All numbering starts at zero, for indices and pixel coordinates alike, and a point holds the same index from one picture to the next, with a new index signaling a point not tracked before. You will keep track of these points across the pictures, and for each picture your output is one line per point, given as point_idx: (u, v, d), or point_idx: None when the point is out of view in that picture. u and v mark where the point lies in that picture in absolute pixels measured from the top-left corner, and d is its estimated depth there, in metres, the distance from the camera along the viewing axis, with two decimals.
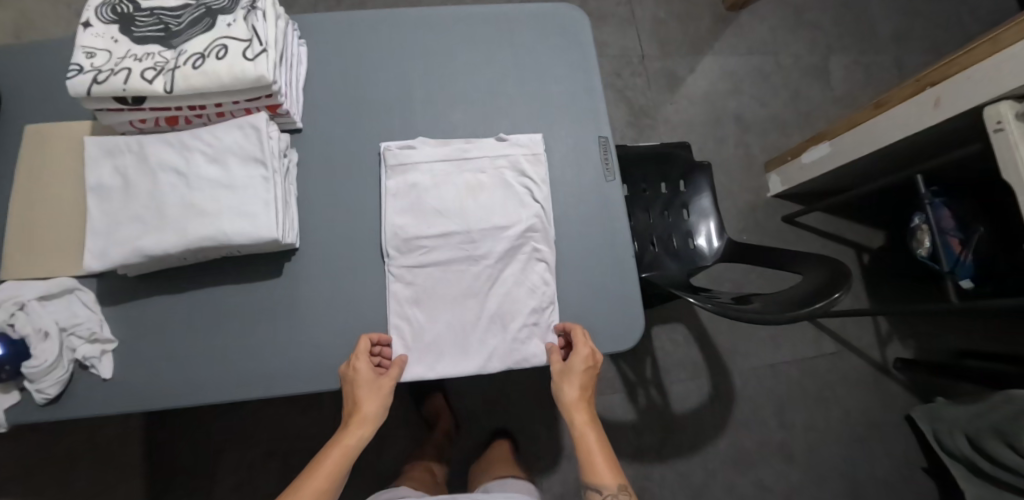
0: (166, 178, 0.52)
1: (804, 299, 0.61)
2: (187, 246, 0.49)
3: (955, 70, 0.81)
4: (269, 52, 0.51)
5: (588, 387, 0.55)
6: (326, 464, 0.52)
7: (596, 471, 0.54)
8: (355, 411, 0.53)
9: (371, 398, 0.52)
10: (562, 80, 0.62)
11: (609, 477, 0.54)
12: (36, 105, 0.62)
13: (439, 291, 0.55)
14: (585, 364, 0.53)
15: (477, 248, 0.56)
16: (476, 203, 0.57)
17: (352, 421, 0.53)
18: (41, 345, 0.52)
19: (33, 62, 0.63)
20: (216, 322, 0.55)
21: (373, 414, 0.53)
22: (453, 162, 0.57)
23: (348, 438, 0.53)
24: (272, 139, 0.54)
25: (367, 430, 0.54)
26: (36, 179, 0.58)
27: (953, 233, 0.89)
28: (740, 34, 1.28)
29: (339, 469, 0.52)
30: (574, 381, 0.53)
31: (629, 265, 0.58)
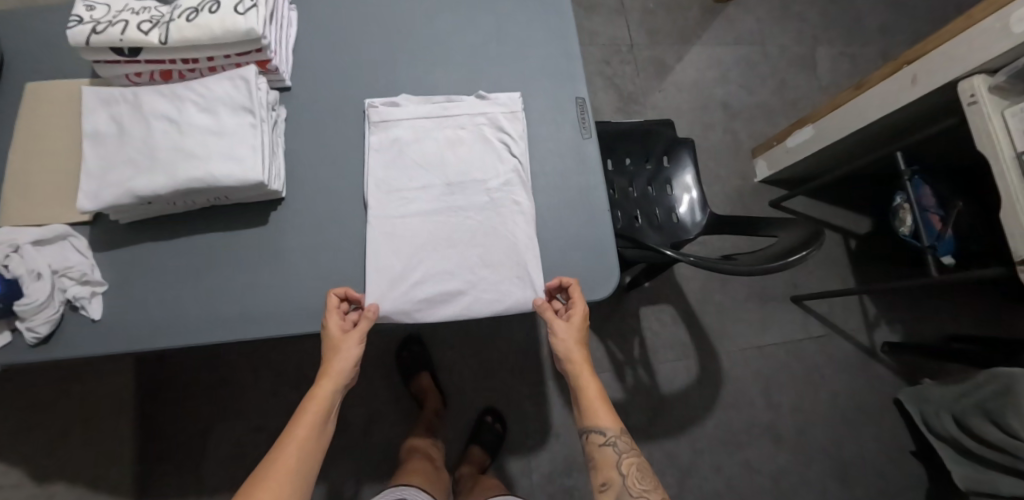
0: (159, 125, 0.54)
1: (777, 256, 0.63)
2: (176, 187, 0.51)
3: (932, 47, 0.83)
4: (259, 7, 0.54)
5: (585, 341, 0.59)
6: (303, 417, 0.54)
7: (597, 417, 0.57)
8: (326, 364, 0.55)
9: (340, 350, 0.54)
10: (542, 45, 0.66)
11: (611, 421, 0.57)
12: (36, 62, 0.65)
13: (417, 240, 0.56)
14: (584, 317, 0.56)
15: (456, 200, 0.58)
16: (456, 157, 0.59)
17: (324, 376, 0.55)
18: (34, 284, 0.53)
19: (35, 25, 0.66)
20: (203, 267, 0.57)
21: (343, 366, 0.55)
22: (435, 119, 0.60)
23: (320, 391, 0.55)
24: (261, 91, 0.56)
25: (340, 384, 0.56)
26: (37, 131, 0.61)
27: (934, 211, 0.91)
28: (727, 25, 1.32)
29: (317, 422, 0.54)
30: (573, 336, 0.57)
31: (603, 221, 0.60)
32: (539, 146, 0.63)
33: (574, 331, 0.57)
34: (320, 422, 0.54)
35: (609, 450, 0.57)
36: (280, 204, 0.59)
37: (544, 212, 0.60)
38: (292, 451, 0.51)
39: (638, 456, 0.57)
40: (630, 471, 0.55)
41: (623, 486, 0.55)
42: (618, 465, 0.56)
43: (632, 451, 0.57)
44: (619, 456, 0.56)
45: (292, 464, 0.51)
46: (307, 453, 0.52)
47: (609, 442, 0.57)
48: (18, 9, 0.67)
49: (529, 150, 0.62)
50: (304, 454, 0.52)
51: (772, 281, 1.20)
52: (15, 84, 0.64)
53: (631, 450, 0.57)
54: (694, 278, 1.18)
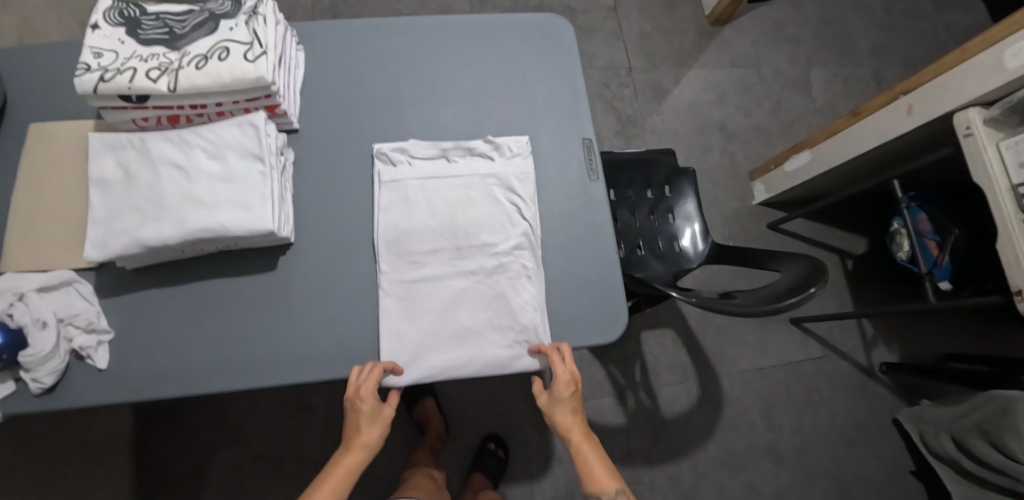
0: (167, 172, 0.54)
1: (780, 295, 0.64)
2: (185, 238, 0.51)
3: (926, 79, 0.85)
4: (269, 54, 0.54)
5: (578, 405, 0.58)
6: (326, 483, 0.53)
7: (597, 480, 0.55)
8: (358, 433, 0.55)
9: (374, 423, 0.55)
10: (547, 82, 0.67)
11: (608, 481, 0.55)
12: (39, 103, 0.64)
13: (426, 298, 0.56)
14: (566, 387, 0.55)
15: (466, 263, 0.57)
16: (466, 218, 0.58)
17: (353, 442, 0.55)
18: (39, 334, 0.53)
19: (37, 65, 0.66)
20: (205, 326, 0.57)
21: (373, 437, 0.55)
22: (443, 179, 0.59)
23: (350, 458, 0.55)
24: (270, 137, 0.56)
25: (369, 453, 0.55)
26: (43, 175, 0.60)
27: (930, 236, 0.94)
28: (723, 48, 1.34)
29: (342, 487, 0.54)
30: (565, 407, 0.57)
31: (613, 272, 0.61)
32: (547, 198, 0.62)
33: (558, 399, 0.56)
34: (341, 490, 0.54)
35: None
36: (289, 251, 0.59)
37: (553, 271, 0.60)
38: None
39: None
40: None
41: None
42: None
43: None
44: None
45: None
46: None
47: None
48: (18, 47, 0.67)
49: (539, 211, 0.61)
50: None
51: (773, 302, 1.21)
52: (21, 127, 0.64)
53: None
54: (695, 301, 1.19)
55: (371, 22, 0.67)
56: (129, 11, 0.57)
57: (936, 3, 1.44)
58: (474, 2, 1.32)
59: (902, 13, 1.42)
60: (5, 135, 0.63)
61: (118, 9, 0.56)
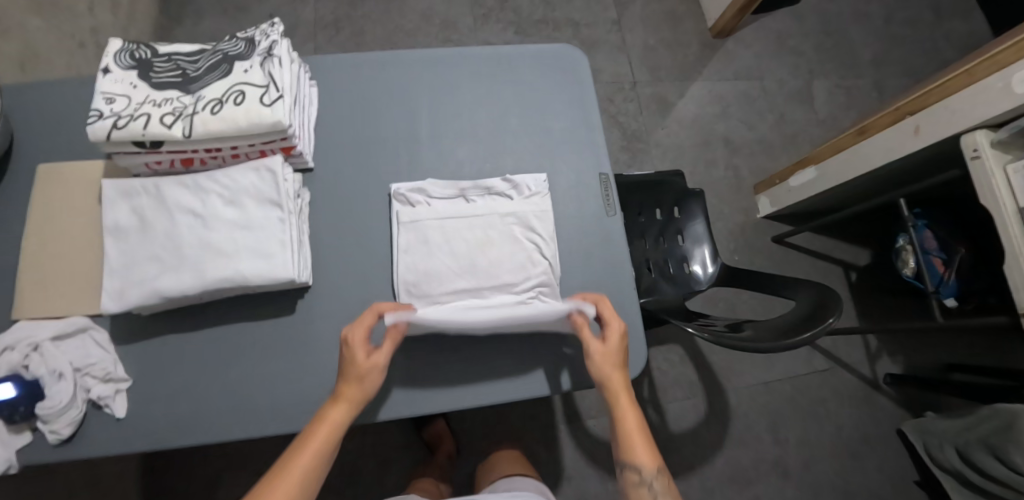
0: (183, 219, 0.53)
1: (794, 326, 0.64)
2: (204, 287, 0.50)
3: (933, 100, 0.85)
4: (285, 98, 0.53)
5: (623, 367, 0.53)
6: (309, 443, 0.47)
7: (634, 450, 0.50)
8: (347, 384, 0.49)
9: (367, 374, 0.49)
10: (563, 115, 0.66)
11: (645, 456, 0.50)
12: (50, 142, 0.64)
13: (450, 340, 0.58)
14: (615, 340, 0.52)
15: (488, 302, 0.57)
16: (486, 259, 0.58)
17: (340, 397, 0.49)
18: (55, 385, 0.52)
19: (47, 103, 0.65)
20: (226, 371, 0.56)
21: (364, 391, 0.49)
22: (462, 219, 0.59)
23: (334, 415, 0.48)
24: (288, 181, 0.55)
25: (354, 410, 0.49)
26: (55, 219, 0.59)
27: (935, 253, 0.94)
28: (726, 60, 1.34)
29: (324, 447, 0.47)
30: (613, 362, 0.52)
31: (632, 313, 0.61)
32: (565, 235, 0.63)
33: (605, 348, 0.52)
34: (323, 450, 0.47)
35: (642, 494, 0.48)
36: (306, 294, 0.58)
37: None
38: (290, 482, 0.45)
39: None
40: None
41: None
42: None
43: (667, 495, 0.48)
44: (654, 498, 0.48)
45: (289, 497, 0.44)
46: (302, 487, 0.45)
47: (643, 483, 0.49)
48: (26, 83, 0.66)
49: (558, 248, 0.61)
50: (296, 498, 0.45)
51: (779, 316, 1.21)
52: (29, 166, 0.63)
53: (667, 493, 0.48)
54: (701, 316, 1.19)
55: (385, 56, 0.67)
56: (141, 53, 0.56)
57: (935, 12, 1.43)
58: (477, 15, 1.31)
59: (901, 23, 1.41)
60: (15, 176, 0.62)
61: (130, 51, 0.55)
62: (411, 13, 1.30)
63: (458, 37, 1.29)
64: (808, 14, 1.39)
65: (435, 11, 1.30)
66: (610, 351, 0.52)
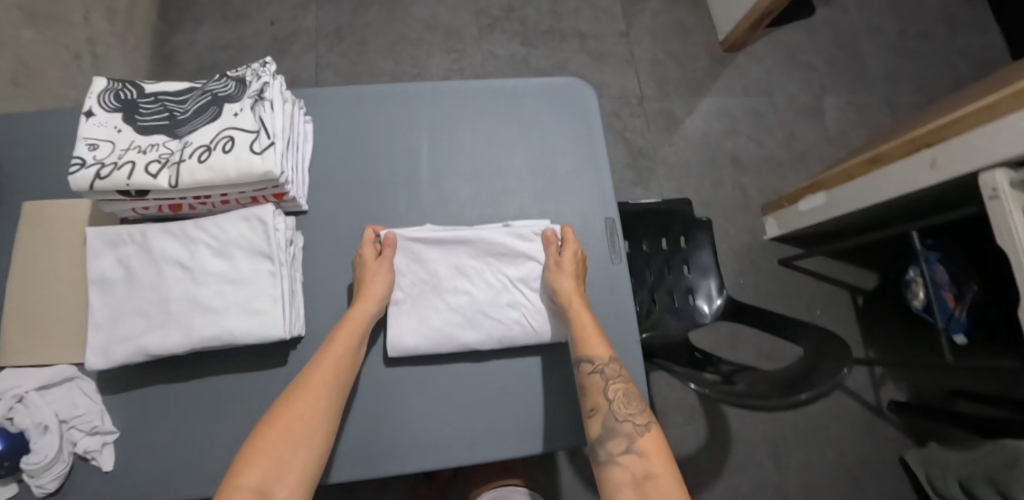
0: (170, 271, 0.51)
1: (795, 378, 0.62)
2: (191, 345, 0.49)
3: (953, 133, 0.80)
4: (277, 145, 0.51)
5: (581, 277, 0.58)
6: (341, 333, 0.52)
7: (591, 343, 0.53)
8: (365, 284, 0.55)
9: (381, 273, 0.56)
10: (568, 155, 0.64)
11: (601, 348, 0.53)
12: (50, 180, 0.63)
13: (449, 393, 0.57)
14: (573, 248, 0.58)
15: (476, 315, 0.57)
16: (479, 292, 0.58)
17: (360, 296, 0.54)
18: (41, 439, 0.51)
19: (49, 140, 0.64)
20: (214, 423, 0.55)
21: (378, 290, 0.55)
22: (458, 270, 0.59)
23: (358, 313, 0.53)
24: (279, 230, 0.53)
25: (377, 305, 0.54)
26: (37, 261, 0.57)
27: (946, 288, 0.91)
28: (736, 75, 1.30)
29: (352, 341, 0.52)
30: (569, 270, 0.57)
31: (635, 368, 0.59)
32: None
33: (563, 257, 0.58)
34: (355, 340, 0.52)
35: (597, 379, 0.51)
36: (297, 345, 0.57)
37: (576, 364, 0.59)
38: (324, 371, 0.49)
39: (627, 383, 0.52)
40: (617, 397, 0.50)
41: (608, 411, 0.50)
42: (604, 391, 0.51)
43: (619, 378, 0.52)
44: (606, 382, 0.51)
45: (333, 379, 0.49)
46: (337, 377, 0.50)
47: (597, 370, 0.51)
48: (27, 115, 0.65)
49: None
50: (330, 389, 0.49)
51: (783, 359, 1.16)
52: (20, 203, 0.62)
53: (619, 376, 0.52)
54: (704, 339, 1.16)
55: (384, 89, 0.64)
56: (126, 92, 0.53)
57: (951, 25, 1.38)
58: (482, 25, 1.27)
59: (916, 37, 1.36)
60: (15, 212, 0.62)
61: (114, 91, 0.53)
62: (414, 22, 1.26)
63: (462, 48, 1.25)
64: (820, 27, 1.35)
65: (439, 20, 1.27)
66: (573, 255, 0.58)
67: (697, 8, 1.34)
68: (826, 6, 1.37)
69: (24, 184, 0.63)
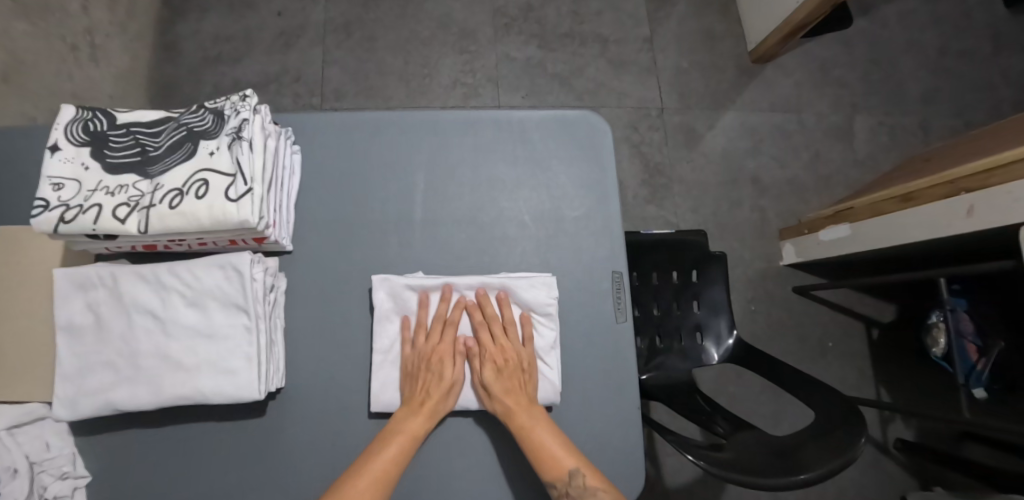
0: (141, 320, 0.48)
1: (797, 443, 0.58)
2: (163, 403, 0.47)
3: (994, 181, 0.70)
4: (255, 191, 0.46)
5: (516, 384, 0.52)
6: (390, 446, 0.48)
7: (547, 463, 0.47)
8: (427, 394, 0.51)
9: (447, 386, 0.51)
10: (575, 200, 0.60)
11: (562, 460, 0.47)
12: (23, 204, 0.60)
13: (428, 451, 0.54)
14: (493, 352, 0.53)
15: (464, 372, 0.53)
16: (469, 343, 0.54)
17: (419, 408, 0.50)
18: (10, 484, 0.47)
19: (23, 157, 0.61)
20: (187, 473, 0.53)
21: (443, 404, 0.51)
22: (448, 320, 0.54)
23: (414, 427, 0.49)
24: (257, 279, 0.49)
25: (432, 420, 0.50)
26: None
27: (971, 339, 0.88)
28: (763, 88, 1.21)
29: (405, 455, 0.48)
30: (491, 390, 0.51)
31: (633, 434, 0.56)
32: (568, 339, 0.58)
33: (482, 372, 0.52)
34: (402, 457, 0.48)
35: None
36: (277, 395, 0.54)
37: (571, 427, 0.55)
38: (370, 482, 0.45)
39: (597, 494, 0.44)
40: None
41: None
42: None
43: (588, 492, 0.45)
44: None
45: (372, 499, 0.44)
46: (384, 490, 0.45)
47: (564, 492, 0.46)
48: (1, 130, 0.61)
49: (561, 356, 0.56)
50: None
51: (787, 398, 1.12)
52: (15, 224, 0.59)
53: (587, 489, 0.45)
54: (710, 369, 1.12)
55: (379, 118, 0.59)
56: (95, 124, 0.50)
57: (996, 43, 1.27)
58: (498, 25, 1.20)
59: (958, 55, 1.26)
60: None
61: (83, 123, 0.50)
62: (427, 19, 1.19)
63: (476, 49, 1.18)
64: (856, 40, 1.25)
65: (453, 18, 1.20)
66: (493, 364, 0.52)
67: (727, 13, 1.25)
68: (865, 16, 1.26)
69: (20, 200, 0.60)
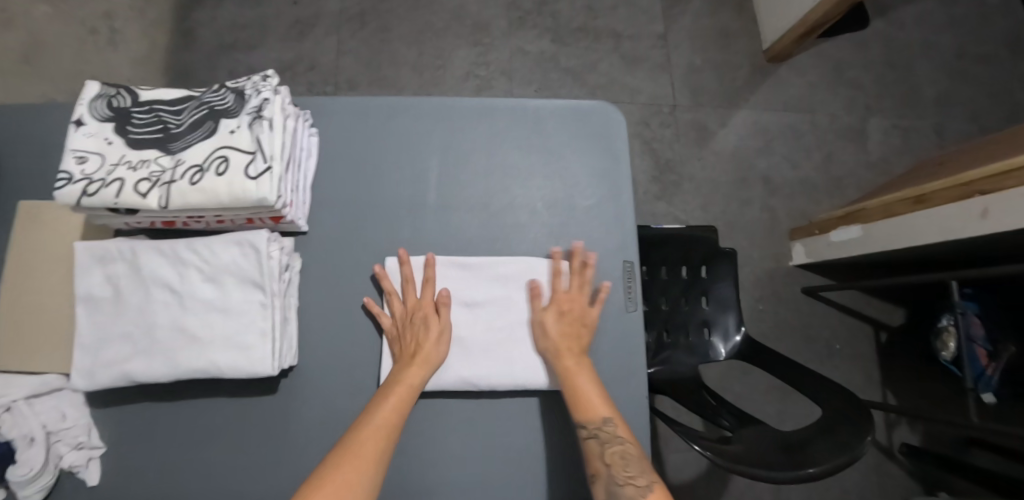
0: (159, 294, 0.49)
1: (804, 438, 0.58)
2: (179, 376, 0.48)
3: (1009, 184, 0.69)
4: (274, 169, 0.47)
5: (576, 331, 0.54)
6: (385, 401, 0.48)
7: (585, 407, 0.49)
8: (416, 348, 0.51)
9: (434, 337, 0.52)
10: (589, 189, 0.60)
11: (598, 408, 0.49)
12: (43, 178, 0.61)
13: (434, 433, 0.54)
14: (563, 298, 0.55)
15: (474, 358, 0.53)
16: (481, 329, 0.55)
17: (412, 360, 0.51)
18: (28, 451, 0.49)
19: (41, 133, 0.62)
20: (198, 448, 0.54)
21: (433, 353, 0.51)
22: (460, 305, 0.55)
23: (411, 378, 0.50)
24: (273, 257, 0.50)
25: (425, 371, 0.50)
26: (13, 271, 0.54)
27: (981, 343, 0.86)
28: (777, 88, 1.21)
29: (404, 406, 0.48)
30: (551, 329, 0.53)
31: (640, 423, 0.56)
32: None
33: (546, 314, 0.54)
34: (400, 410, 0.48)
35: (594, 446, 0.47)
36: (289, 374, 0.55)
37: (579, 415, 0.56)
38: (374, 433, 0.45)
39: (627, 444, 0.47)
40: (614, 464, 0.46)
41: (609, 476, 0.46)
42: (601, 457, 0.47)
43: (617, 441, 0.47)
44: (602, 447, 0.47)
45: (375, 451, 0.45)
46: (389, 440, 0.46)
47: (593, 435, 0.48)
48: (22, 106, 0.62)
49: None
50: (372, 458, 0.44)
51: (792, 398, 1.12)
52: (35, 197, 0.60)
53: (617, 438, 0.47)
54: (715, 367, 1.12)
55: (395, 103, 0.60)
56: (118, 100, 0.51)
57: (1015, 47, 1.26)
58: (513, 18, 1.20)
59: (975, 59, 1.25)
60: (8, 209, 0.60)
61: (106, 99, 0.50)
62: (442, 11, 1.20)
63: (489, 42, 1.19)
64: (872, 41, 1.24)
65: (467, 10, 1.20)
66: (558, 308, 0.55)
67: (742, 11, 1.24)
68: (882, 17, 1.25)
69: (41, 175, 0.61)
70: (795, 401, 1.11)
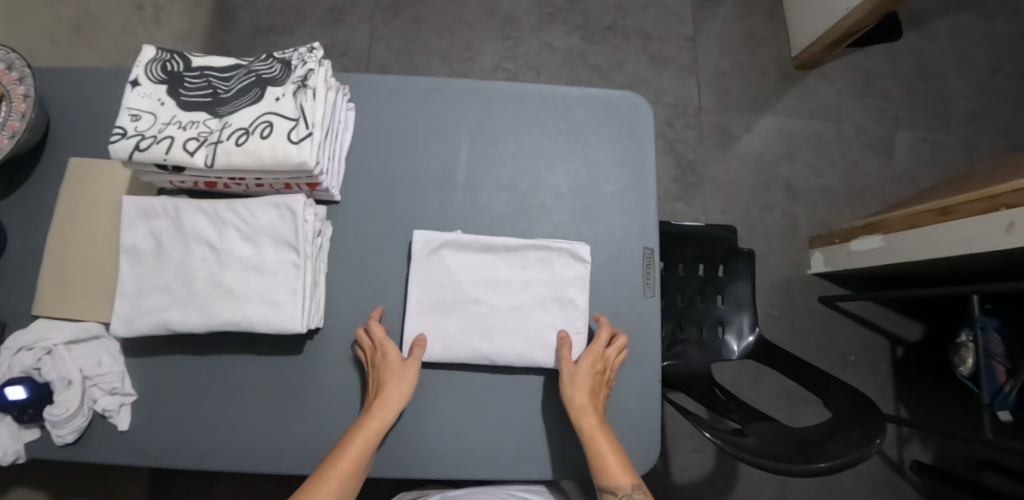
0: (198, 250, 0.52)
1: (817, 437, 0.58)
2: (212, 327, 0.50)
3: None
4: (315, 136, 0.49)
5: (599, 391, 0.53)
6: (350, 445, 0.47)
7: (612, 472, 0.47)
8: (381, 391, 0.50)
9: (399, 377, 0.51)
10: (614, 177, 0.61)
11: (625, 475, 0.47)
12: (92, 136, 0.63)
13: (450, 402, 0.56)
14: (597, 355, 0.53)
15: (495, 332, 0.54)
16: (502, 304, 0.55)
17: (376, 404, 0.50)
18: (65, 392, 0.52)
19: (94, 93, 0.64)
20: (223, 402, 0.56)
21: (399, 396, 0.50)
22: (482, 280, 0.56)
23: (373, 422, 0.49)
24: (308, 221, 0.52)
25: (392, 414, 0.50)
26: (65, 222, 0.57)
27: (999, 359, 0.86)
28: (804, 95, 1.21)
29: (366, 452, 0.48)
30: (582, 385, 0.51)
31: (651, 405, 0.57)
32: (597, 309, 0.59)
33: (576, 369, 0.52)
34: (363, 455, 0.47)
35: None
36: (314, 336, 0.56)
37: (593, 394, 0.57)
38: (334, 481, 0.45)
39: None
40: None
41: None
42: None
43: None
44: None
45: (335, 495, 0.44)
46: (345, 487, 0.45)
47: None
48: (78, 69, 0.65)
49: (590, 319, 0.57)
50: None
51: (803, 406, 1.11)
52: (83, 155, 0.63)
53: None
54: (727, 369, 1.11)
55: (431, 83, 0.62)
56: (172, 64, 0.53)
57: None
58: (543, 14, 1.22)
59: (1009, 76, 1.23)
60: (59, 165, 0.63)
61: (161, 62, 0.53)
62: (474, 3, 1.22)
63: (519, 36, 1.20)
64: (904, 53, 1.23)
65: (499, 4, 1.22)
66: (594, 363, 0.53)
67: (773, 17, 1.24)
68: (916, 29, 1.24)
69: (93, 135, 0.63)
70: (806, 410, 1.10)
